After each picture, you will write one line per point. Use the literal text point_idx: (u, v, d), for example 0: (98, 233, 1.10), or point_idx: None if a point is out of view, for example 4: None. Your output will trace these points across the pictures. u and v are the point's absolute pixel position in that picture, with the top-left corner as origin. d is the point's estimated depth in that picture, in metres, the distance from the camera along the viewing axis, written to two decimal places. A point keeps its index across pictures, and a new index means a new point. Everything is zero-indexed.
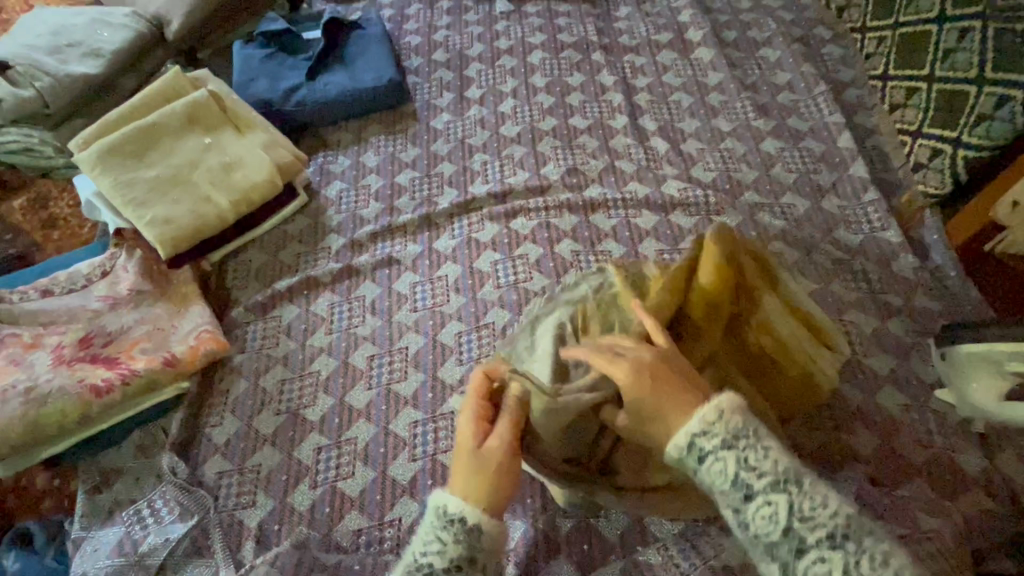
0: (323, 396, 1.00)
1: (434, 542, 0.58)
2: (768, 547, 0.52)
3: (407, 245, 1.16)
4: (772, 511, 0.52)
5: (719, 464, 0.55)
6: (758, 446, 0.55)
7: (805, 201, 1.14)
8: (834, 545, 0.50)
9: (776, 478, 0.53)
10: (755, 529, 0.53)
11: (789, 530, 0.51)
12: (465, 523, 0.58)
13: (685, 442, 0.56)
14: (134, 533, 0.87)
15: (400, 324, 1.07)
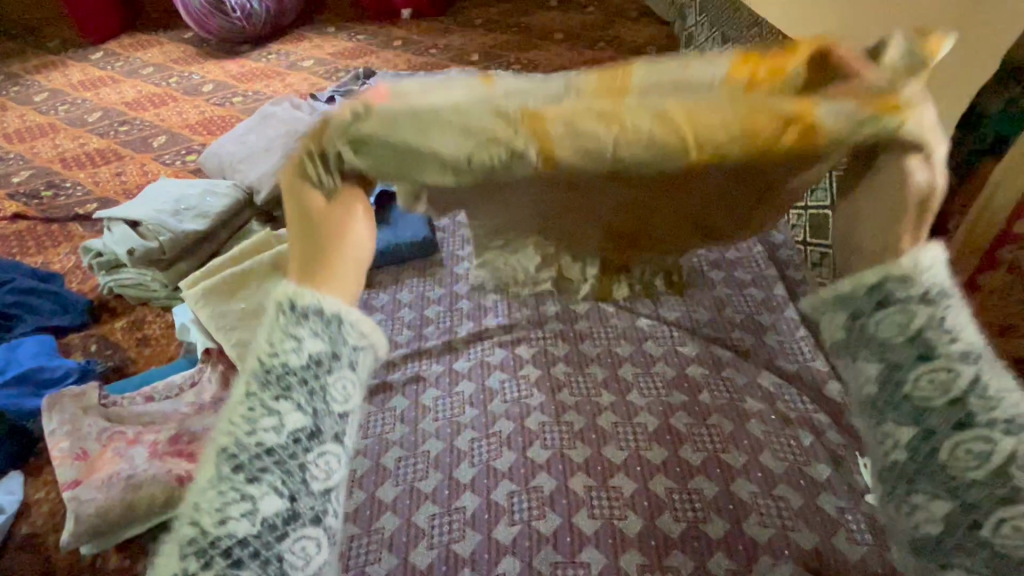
0: (357, 491, 1.21)
1: (288, 341, 0.69)
2: (921, 410, 0.71)
3: (431, 365, 1.44)
4: (949, 381, 0.70)
5: (924, 309, 0.71)
6: (948, 306, 0.72)
7: (750, 336, 1.45)
8: (1013, 434, 0.69)
9: (966, 349, 0.71)
10: (917, 389, 0.71)
11: (954, 400, 0.70)
12: (320, 313, 0.70)
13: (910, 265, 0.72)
14: None
15: (424, 431, 1.31)
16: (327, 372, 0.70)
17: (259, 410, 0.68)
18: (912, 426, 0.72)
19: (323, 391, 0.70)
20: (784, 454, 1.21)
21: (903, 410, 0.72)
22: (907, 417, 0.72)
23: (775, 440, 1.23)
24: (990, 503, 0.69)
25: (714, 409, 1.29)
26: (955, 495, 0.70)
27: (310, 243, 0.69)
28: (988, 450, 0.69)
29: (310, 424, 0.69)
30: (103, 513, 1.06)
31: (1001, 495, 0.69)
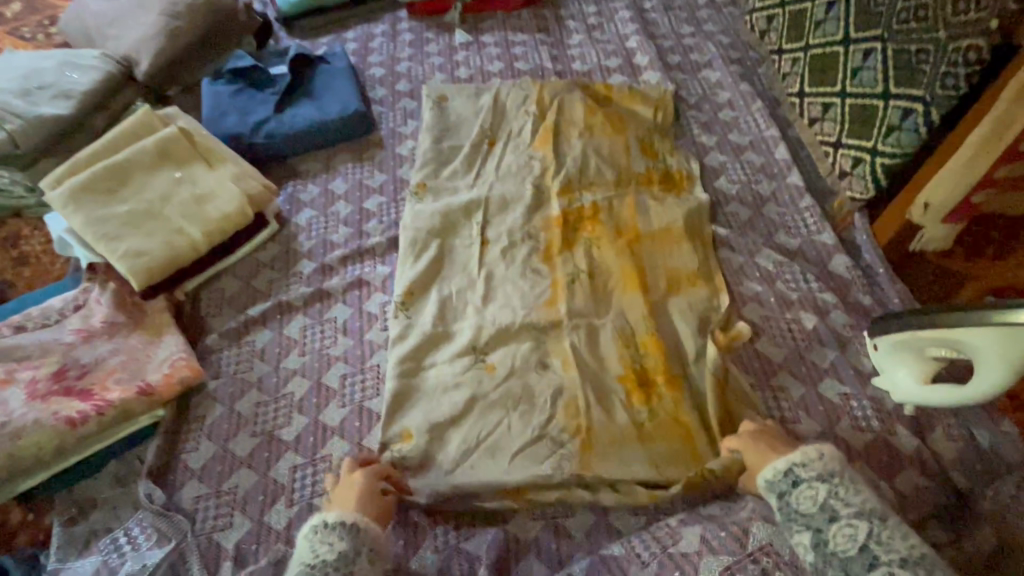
0: (298, 416, 1.04)
1: (324, 544, 0.76)
2: (844, 563, 0.69)
3: (375, 267, 1.21)
4: (855, 533, 0.70)
5: (810, 490, 0.75)
6: (842, 487, 0.75)
7: (746, 210, 1.25)
8: (905, 567, 0.66)
9: (859, 510, 0.72)
10: (834, 545, 0.71)
11: (864, 546, 0.69)
12: (343, 522, 0.78)
13: (784, 468, 0.79)
14: (111, 560, 0.89)
15: (372, 342, 1.11)
16: (352, 564, 0.75)
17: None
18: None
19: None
20: (783, 340, 1.07)
21: (832, 561, 0.70)
22: (839, 569, 0.69)
23: (772, 327, 1.09)
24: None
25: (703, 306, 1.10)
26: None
27: (358, 488, 0.86)
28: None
29: None
30: None
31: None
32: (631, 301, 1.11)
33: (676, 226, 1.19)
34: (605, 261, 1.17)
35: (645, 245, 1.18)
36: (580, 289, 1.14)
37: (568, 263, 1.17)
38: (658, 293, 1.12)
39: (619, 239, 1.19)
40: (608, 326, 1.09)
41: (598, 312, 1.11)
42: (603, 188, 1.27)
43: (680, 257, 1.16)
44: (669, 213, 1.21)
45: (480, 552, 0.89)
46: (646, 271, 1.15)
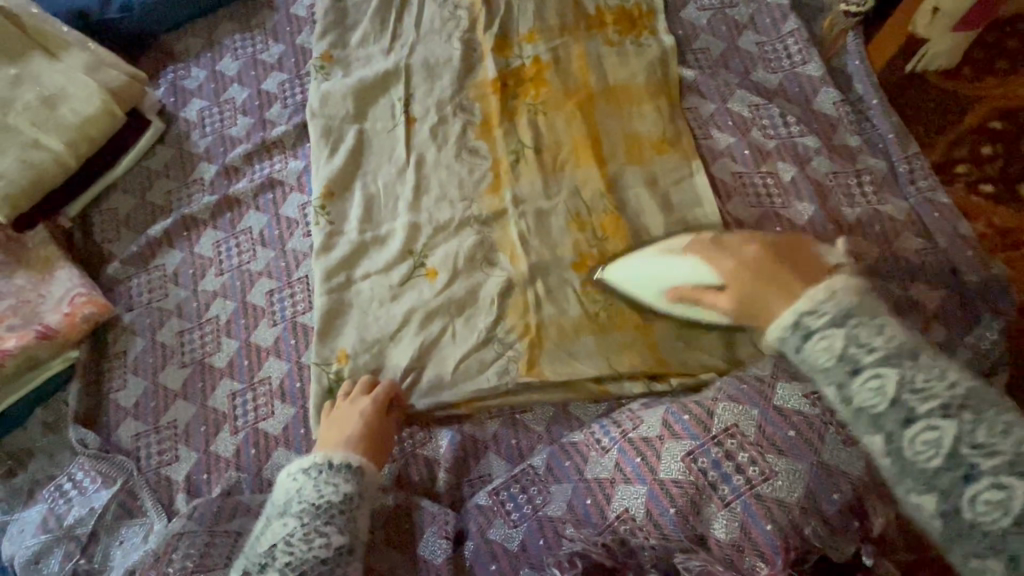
0: (226, 340, 0.94)
1: (330, 484, 0.73)
2: (875, 420, 0.57)
3: (286, 161, 1.03)
4: (884, 385, 0.57)
5: (824, 342, 0.61)
6: (862, 325, 0.60)
7: (720, 43, 1.04)
8: (948, 418, 0.54)
9: (885, 356, 0.58)
10: (858, 403, 0.58)
11: (897, 400, 0.56)
12: (349, 465, 0.75)
13: (790, 321, 0.64)
14: (58, 507, 0.84)
15: (296, 252, 0.98)
16: (358, 506, 0.73)
17: (313, 534, 0.68)
18: (876, 436, 0.57)
19: (357, 524, 0.71)
20: (757, 199, 0.94)
21: (867, 420, 0.57)
22: (871, 427, 0.57)
23: (746, 183, 0.95)
24: (958, 487, 0.52)
25: (669, 174, 0.96)
26: (931, 487, 0.53)
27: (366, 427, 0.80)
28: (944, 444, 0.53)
29: (349, 542, 0.69)
30: None
31: (959, 476, 0.52)
32: (586, 177, 0.96)
33: (638, 83, 1.00)
34: (553, 132, 0.99)
35: (599, 107, 0.99)
36: (526, 167, 0.98)
37: (512, 136, 1.00)
38: (618, 165, 0.97)
39: (569, 102, 1.00)
40: (559, 210, 0.96)
41: (547, 194, 0.97)
42: (546, 34, 1.04)
43: (642, 119, 0.98)
44: (627, 64, 1.01)
45: (437, 454, 0.87)
46: (603, 141, 0.98)
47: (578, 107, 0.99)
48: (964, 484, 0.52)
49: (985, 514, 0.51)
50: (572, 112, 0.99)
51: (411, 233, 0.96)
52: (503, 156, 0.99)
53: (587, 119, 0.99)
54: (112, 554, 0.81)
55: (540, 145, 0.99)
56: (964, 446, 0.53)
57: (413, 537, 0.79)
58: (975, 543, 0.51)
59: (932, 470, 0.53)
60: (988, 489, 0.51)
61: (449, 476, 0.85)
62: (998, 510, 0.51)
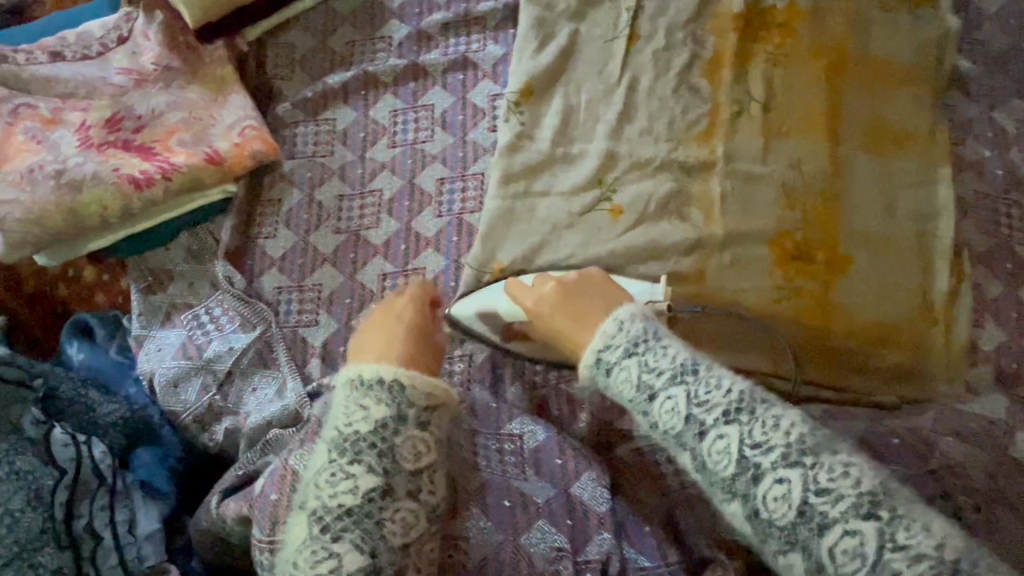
0: (387, 219, 0.89)
1: (357, 411, 0.55)
2: (677, 438, 0.51)
3: (486, 44, 0.94)
4: (683, 403, 0.51)
5: (624, 374, 0.55)
6: (658, 346, 0.55)
7: (1004, 39, 0.90)
8: (732, 420, 0.50)
9: (677, 370, 0.53)
10: (661, 426, 0.52)
11: (688, 417, 0.51)
12: (381, 382, 0.56)
13: (592, 359, 0.57)
14: (196, 337, 0.83)
15: (477, 145, 0.91)
16: (396, 432, 0.54)
17: (339, 475, 0.53)
18: (684, 452, 0.51)
19: (396, 457, 0.54)
20: (994, 227, 0.85)
21: (675, 441, 0.52)
22: (678, 444, 0.52)
23: (988, 206, 0.85)
24: (751, 489, 0.48)
25: (902, 173, 0.85)
26: (734, 494, 0.48)
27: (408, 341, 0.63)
28: (736, 449, 0.49)
29: (383, 482, 0.53)
30: (36, 221, 0.76)
31: (749, 478, 0.48)
32: (811, 151, 0.85)
33: (901, 64, 0.87)
34: (788, 91, 0.87)
35: (849, 78, 0.87)
36: (745, 123, 0.87)
37: (741, 84, 0.88)
38: (849, 148, 0.86)
39: (818, 63, 0.87)
40: (772, 178, 0.85)
41: (763, 158, 0.86)
42: None
43: (894, 106, 0.86)
44: (896, 38, 0.88)
45: (583, 396, 0.83)
46: (842, 116, 0.86)
47: (826, 71, 0.87)
48: (755, 484, 0.48)
49: (774, 510, 0.47)
50: (818, 75, 0.87)
51: (587, 158, 0.88)
52: (724, 104, 0.88)
53: (831, 87, 0.87)
54: (244, 398, 0.80)
55: (770, 103, 0.87)
56: (746, 446, 0.49)
57: (566, 474, 0.73)
58: (775, 541, 0.47)
59: (727, 477, 0.48)
60: (775, 483, 0.47)
61: (591, 420, 0.80)
62: (783, 504, 0.46)
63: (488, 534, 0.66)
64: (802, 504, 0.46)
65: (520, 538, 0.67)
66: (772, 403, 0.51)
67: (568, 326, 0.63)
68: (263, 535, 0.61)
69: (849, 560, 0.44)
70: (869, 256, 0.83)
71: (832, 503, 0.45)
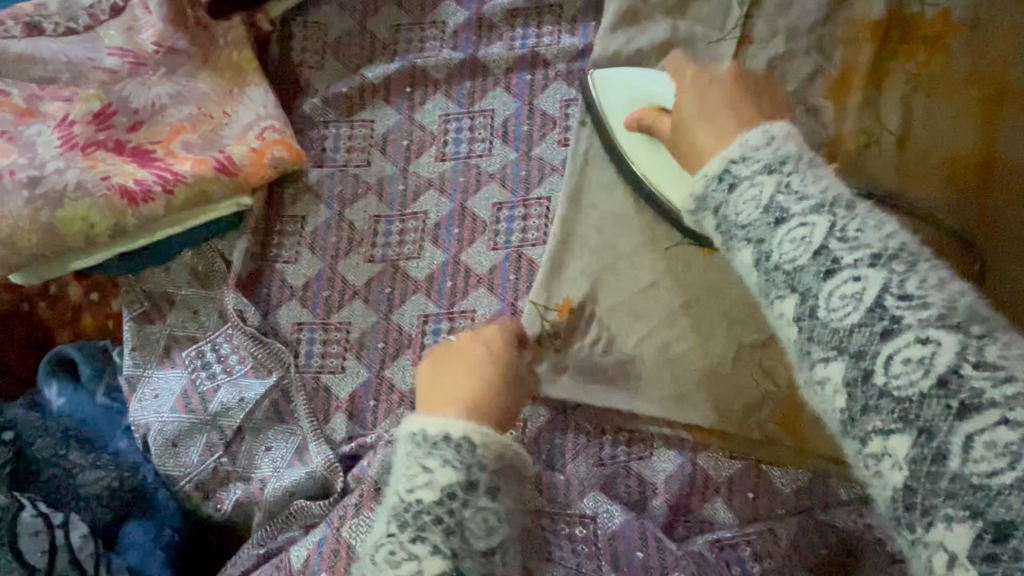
0: (432, 248, 0.74)
1: (420, 473, 0.42)
2: (789, 278, 0.35)
3: (560, 37, 0.77)
4: (814, 235, 0.35)
5: (751, 193, 0.38)
6: (807, 172, 0.38)
7: None
8: (877, 266, 0.33)
9: (823, 203, 0.36)
10: (774, 263, 0.36)
11: (818, 251, 0.34)
12: (449, 439, 0.43)
13: (716, 170, 0.40)
14: (200, 382, 0.69)
15: (543, 162, 0.75)
16: (466, 503, 0.42)
17: (399, 556, 0.40)
18: (785, 300, 0.35)
19: (467, 535, 0.41)
20: None
21: (774, 278, 0.36)
22: (784, 287, 0.35)
23: None
24: (876, 345, 0.31)
25: None
26: (845, 349, 0.32)
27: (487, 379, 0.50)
28: (874, 302, 0.32)
29: (452, 569, 0.40)
30: (6, 239, 0.62)
31: (875, 333, 0.31)
32: (953, 209, 0.68)
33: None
34: (932, 129, 0.70)
35: (1014, 118, 0.69)
36: (875, 163, 0.70)
37: (874, 109, 0.71)
38: (1004, 207, 0.68)
39: (973, 96, 0.70)
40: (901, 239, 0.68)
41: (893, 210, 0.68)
42: None
43: None
44: None
45: (658, 478, 0.70)
46: (997, 165, 0.68)
47: (982, 108, 0.70)
48: (883, 340, 0.31)
49: (900, 377, 0.30)
50: (968, 114, 0.70)
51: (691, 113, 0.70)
52: (850, 134, 0.71)
53: (987, 127, 0.69)
54: (257, 460, 0.67)
55: (908, 143, 0.70)
56: (890, 296, 0.32)
57: (650, 571, 0.61)
58: (886, 416, 0.31)
59: (844, 328, 0.32)
60: (912, 343, 0.30)
61: (667, 507, 0.68)
62: (916, 372, 0.30)
63: None
64: (945, 375, 0.29)
65: None
66: (942, 267, 0.34)
67: (712, 122, 0.44)
68: None
69: (993, 464, 0.28)
70: None
71: (989, 383, 0.29)
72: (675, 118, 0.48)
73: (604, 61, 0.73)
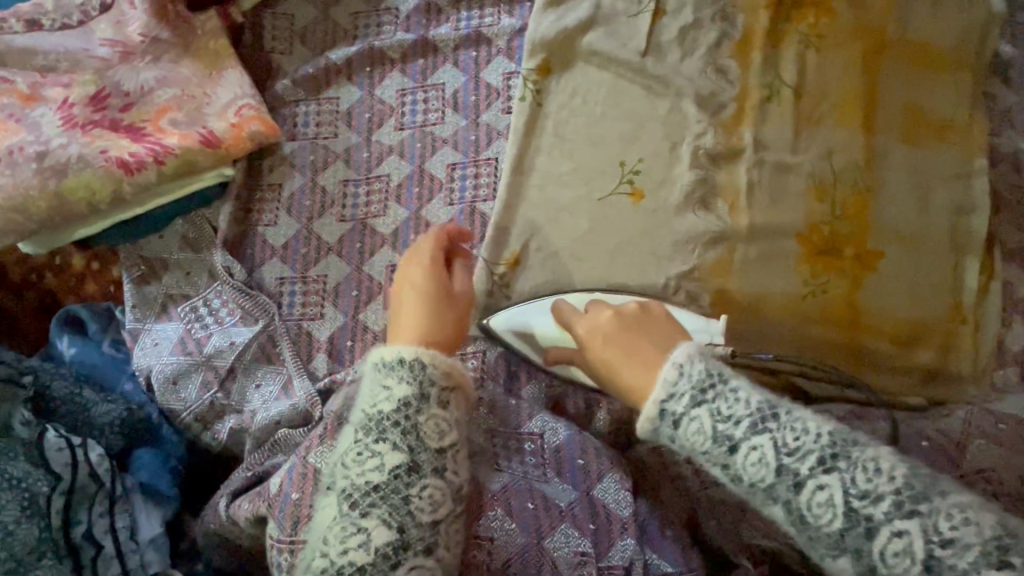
0: (395, 206, 0.84)
1: (380, 392, 0.50)
2: (768, 493, 0.41)
3: (500, 17, 0.87)
4: (773, 460, 0.41)
5: (691, 427, 0.43)
6: (729, 390, 0.44)
7: None
8: (832, 467, 0.40)
9: (760, 415, 0.42)
10: (746, 482, 0.42)
11: (780, 472, 0.41)
12: (402, 362, 0.51)
13: (653, 410, 0.45)
14: (195, 331, 0.78)
15: (490, 128, 0.85)
16: (419, 412, 0.49)
17: (364, 454, 0.48)
18: (773, 506, 0.42)
19: (420, 435, 0.49)
20: None
21: (758, 495, 0.42)
22: (768, 499, 0.42)
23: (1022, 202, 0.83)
24: (867, 544, 0.39)
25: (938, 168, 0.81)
26: (846, 550, 0.40)
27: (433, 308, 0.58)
28: (841, 505, 0.40)
29: (407, 461, 0.48)
30: (19, 207, 0.71)
31: (861, 534, 0.39)
32: (845, 142, 0.80)
33: (938, 50, 0.83)
34: (824, 77, 0.82)
35: (888, 64, 0.82)
36: (775, 111, 0.82)
37: (772, 67, 0.83)
38: (888, 139, 0.81)
39: (855, 46, 0.82)
40: (801, 169, 0.80)
41: (793, 148, 0.81)
42: None
43: (932, 94, 0.82)
44: (939, 19, 0.83)
45: (601, 395, 0.80)
46: (879, 104, 0.81)
47: (864, 55, 0.82)
48: (868, 539, 0.39)
49: (899, 568, 0.39)
50: (853, 62, 0.82)
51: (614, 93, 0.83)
52: (753, 90, 0.82)
53: (869, 72, 0.82)
54: (248, 395, 0.77)
55: (802, 91, 0.82)
56: (853, 498, 0.40)
57: (588, 476, 0.70)
58: None
59: (835, 534, 0.40)
60: (894, 537, 0.39)
61: (610, 418, 0.78)
62: (908, 560, 0.38)
63: (513, 537, 0.65)
64: (927, 558, 0.38)
65: (544, 541, 0.65)
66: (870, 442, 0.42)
67: (633, 366, 0.51)
68: (284, 534, 0.61)
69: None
70: (902, 257, 0.78)
71: (959, 554, 0.38)
72: (598, 361, 0.55)
73: (538, 37, 0.83)
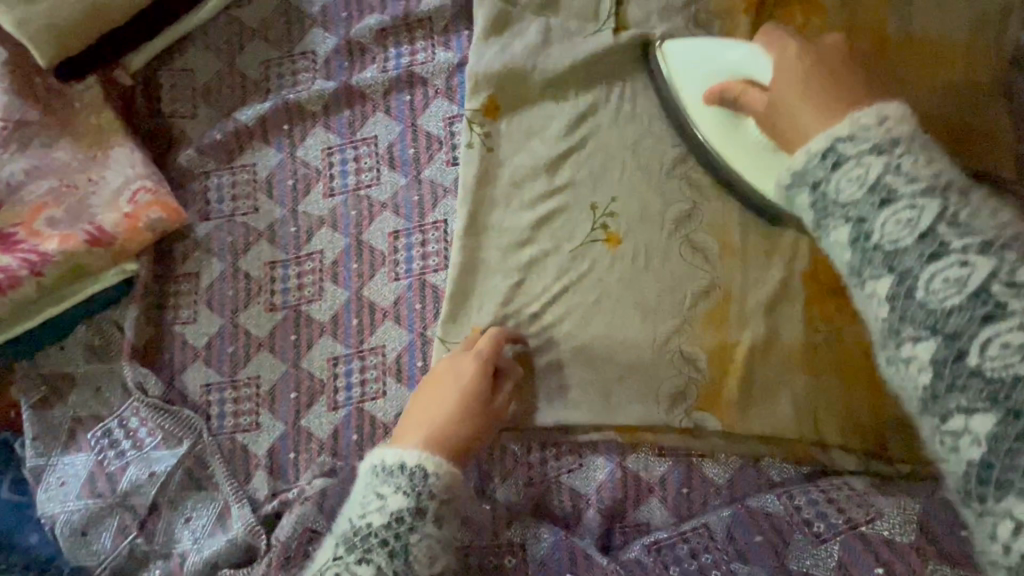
0: (332, 288, 0.72)
1: (373, 501, 0.50)
2: (889, 258, 0.38)
3: (434, 51, 0.74)
4: (917, 219, 0.37)
5: (854, 172, 0.40)
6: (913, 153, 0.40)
7: None
8: (985, 253, 0.35)
9: (931, 186, 0.38)
10: (878, 240, 0.38)
11: (925, 234, 0.37)
12: (403, 468, 0.51)
13: (821, 147, 0.42)
14: (107, 463, 0.67)
15: (434, 185, 0.73)
16: (410, 527, 0.49)
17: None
18: (884, 277, 0.38)
19: (411, 556, 0.48)
20: None
21: (872, 260, 0.39)
22: (881, 267, 0.38)
23: None
24: (971, 327, 0.34)
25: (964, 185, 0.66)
26: (935, 328, 0.35)
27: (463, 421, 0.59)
28: (971, 285, 0.35)
29: None
30: None
31: (975, 316, 0.34)
32: None
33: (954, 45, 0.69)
34: None
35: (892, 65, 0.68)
36: None
37: None
38: None
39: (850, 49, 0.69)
40: None
41: None
42: None
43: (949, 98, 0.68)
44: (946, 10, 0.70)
45: (589, 487, 0.68)
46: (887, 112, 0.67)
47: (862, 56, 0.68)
48: (983, 324, 0.34)
49: (993, 361, 0.33)
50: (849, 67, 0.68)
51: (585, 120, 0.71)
52: None
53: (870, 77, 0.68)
54: (176, 533, 0.65)
55: None
56: (997, 282, 0.34)
57: None
58: (973, 393, 0.34)
59: (941, 309, 0.35)
60: (1013, 330, 0.33)
61: (601, 515, 0.66)
62: (1014, 355, 0.33)
63: None
64: None
65: None
66: None
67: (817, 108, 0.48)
68: None
69: None
70: None
71: None
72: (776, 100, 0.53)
73: (480, 72, 0.71)
